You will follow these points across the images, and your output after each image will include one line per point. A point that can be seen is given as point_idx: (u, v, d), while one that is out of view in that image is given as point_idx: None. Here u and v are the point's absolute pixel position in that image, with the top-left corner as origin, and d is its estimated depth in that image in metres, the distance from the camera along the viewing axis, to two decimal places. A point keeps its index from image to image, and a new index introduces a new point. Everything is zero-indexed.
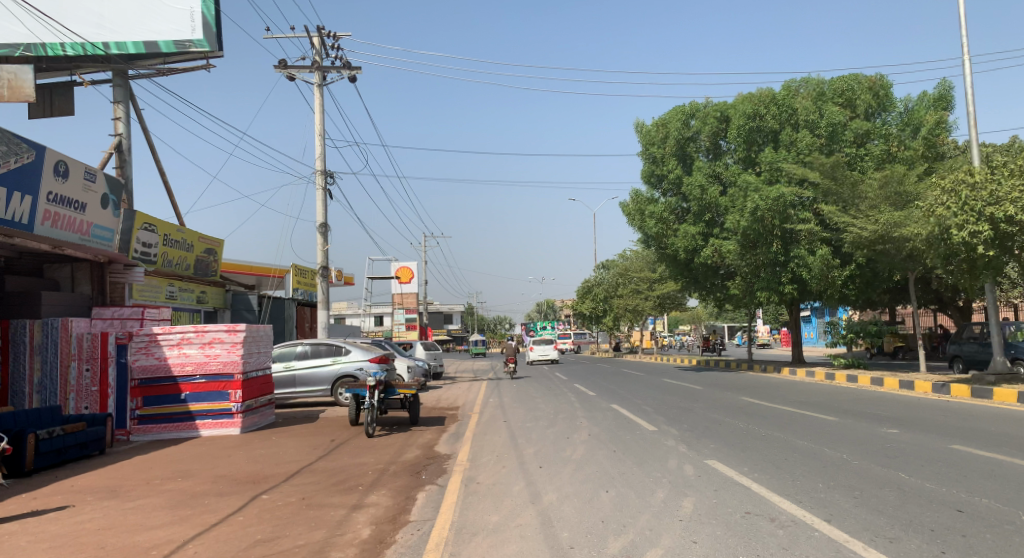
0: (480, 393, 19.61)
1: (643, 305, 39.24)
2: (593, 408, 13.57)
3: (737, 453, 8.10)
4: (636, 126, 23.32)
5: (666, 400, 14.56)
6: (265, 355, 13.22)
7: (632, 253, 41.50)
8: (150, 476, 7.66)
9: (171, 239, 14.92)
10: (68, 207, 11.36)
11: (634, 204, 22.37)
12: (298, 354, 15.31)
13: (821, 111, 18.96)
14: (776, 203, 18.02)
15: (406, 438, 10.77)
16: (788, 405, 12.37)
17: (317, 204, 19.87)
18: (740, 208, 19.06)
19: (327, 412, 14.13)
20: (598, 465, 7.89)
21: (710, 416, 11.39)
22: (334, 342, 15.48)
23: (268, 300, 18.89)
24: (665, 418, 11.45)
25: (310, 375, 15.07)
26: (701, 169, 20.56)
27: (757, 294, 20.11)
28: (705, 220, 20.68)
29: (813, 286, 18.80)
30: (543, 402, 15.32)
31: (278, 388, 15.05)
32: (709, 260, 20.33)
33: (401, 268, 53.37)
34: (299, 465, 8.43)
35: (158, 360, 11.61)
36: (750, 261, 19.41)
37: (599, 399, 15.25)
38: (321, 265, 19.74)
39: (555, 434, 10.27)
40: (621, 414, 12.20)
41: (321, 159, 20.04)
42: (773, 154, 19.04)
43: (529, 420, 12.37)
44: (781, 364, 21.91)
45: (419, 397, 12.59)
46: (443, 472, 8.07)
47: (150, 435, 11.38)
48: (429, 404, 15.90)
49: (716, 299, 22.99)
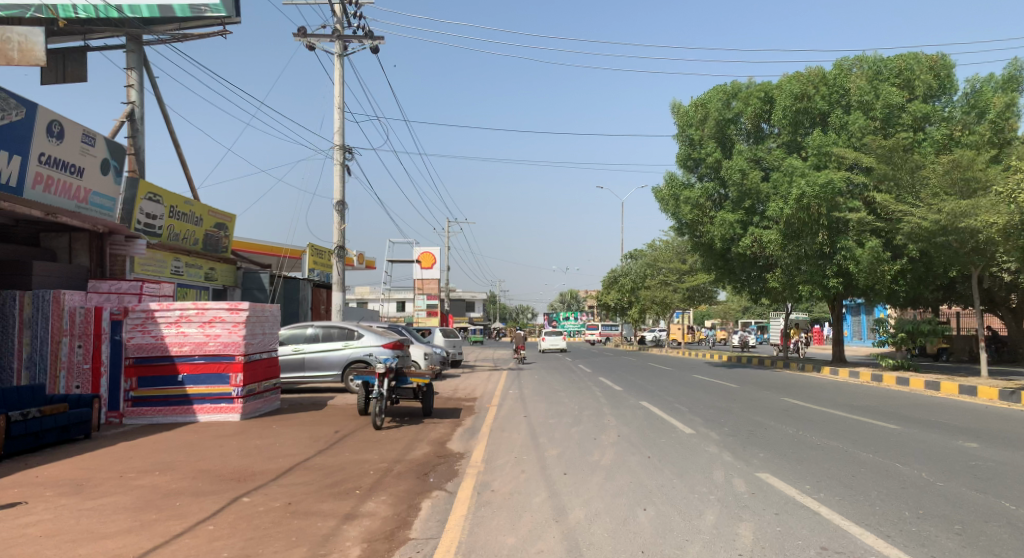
0: (500, 384, 18.62)
1: (671, 297, 38.03)
2: (621, 405, 12.49)
3: (793, 466, 6.98)
4: (672, 106, 22.02)
5: (700, 398, 13.41)
6: (271, 336, 12.43)
7: (661, 243, 40.12)
8: (125, 468, 6.83)
9: (177, 211, 14.27)
10: (63, 170, 10.62)
11: (668, 189, 21.15)
12: (308, 337, 14.53)
13: (876, 90, 17.36)
14: (824, 190, 16.55)
15: (417, 432, 9.83)
16: (838, 410, 11.18)
17: (335, 180, 19.00)
18: (784, 195, 17.72)
19: (336, 400, 13.30)
20: (632, 475, 6.83)
21: (754, 419, 10.25)
22: (346, 325, 14.68)
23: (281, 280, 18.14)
24: (703, 420, 10.33)
25: (320, 359, 14.29)
26: (742, 153, 19.22)
27: (798, 287, 18.75)
28: (745, 207, 19.32)
29: (859, 280, 17.33)
30: (567, 396, 14.31)
31: (287, 372, 14.28)
32: (747, 250, 19.02)
33: (423, 253, 52.95)
34: (293, 461, 7.53)
35: (155, 339, 10.86)
36: (792, 252, 18.07)
37: (627, 395, 14.18)
38: (337, 245, 18.91)
39: (581, 435, 9.24)
40: (653, 413, 11.12)
41: (340, 133, 19.15)
42: (822, 137, 17.48)
43: (551, 415, 11.37)
44: (821, 363, 20.54)
45: (433, 387, 11.65)
46: (453, 476, 7.11)
47: (144, 418, 10.65)
48: (445, 394, 15.00)
49: (752, 293, 21.67)
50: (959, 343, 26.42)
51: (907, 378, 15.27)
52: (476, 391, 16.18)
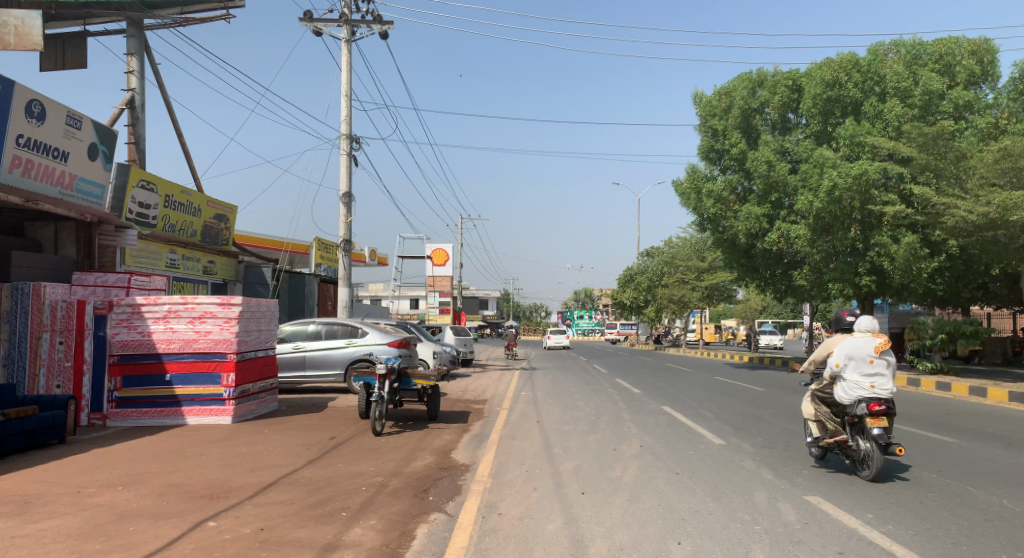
0: (512, 385, 17.75)
1: (689, 296, 37.14)
2: (642, 410, 11.58)
3: (847, 487, 6.06)
4: (693, 96, 21.05)
5: (726, 403, 12.46)
6: (267, 334, 11.74)
7: (680, 240, 39.04)
8: (87, 481, 6.07)
9: (173, 201, 13.72)
10: (45, 154, 9.92)
11: (689, 182, 20.20)
12: (309, 334, 13.81)
13: (915, 76, 15.96)
14: (859, 181, 15.36)
15: (420, 439, 9.02)
16: (882, 418, 10.17)
17: (342, 171, 18.27)
18: (815, 187, 16.57)
19: (338, 401, 12.55)
20: (659, 497, 5.95)
21: (790, 429, 9.30)
22: (350, 322, 13.96)
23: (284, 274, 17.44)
24: (733, 429, 9.42)
25: (322, 358, 13.55)
26: (768, 143, 18.17)
27: (828, 286, 17.60)
28: (771, 201, 18.27)
29: (894, 279, 16.15)
30: (582, 399, 13.42)
31: (286, 371, 13.55)
32: (774, 246, 17.98)
33: (437, 249, 52.25)
34: (278, 474, 6.73)
35: (141, 336, 10.17)
36: (822, 248, 17.02)
37: (647, 399, 13.27)
38: (343, 239, 18.16)
39: (601, 445, 8.35)
40: (677, 420, 10.21)
41: (347, 122, 18.41)
42: (854, 125, 16.18)
43: (566, 421, 10.49)
44: None
45: (439, 389, 10.83)
46: (456, 494, 6.28)
47: (129, 420, 9.97)
48: (454, 396, 14.18)
49: (777, 291, 20.61)
50: (991, 345, 25.09)
51: (949, 383, 13.93)
52: (487, 393, 15.36)
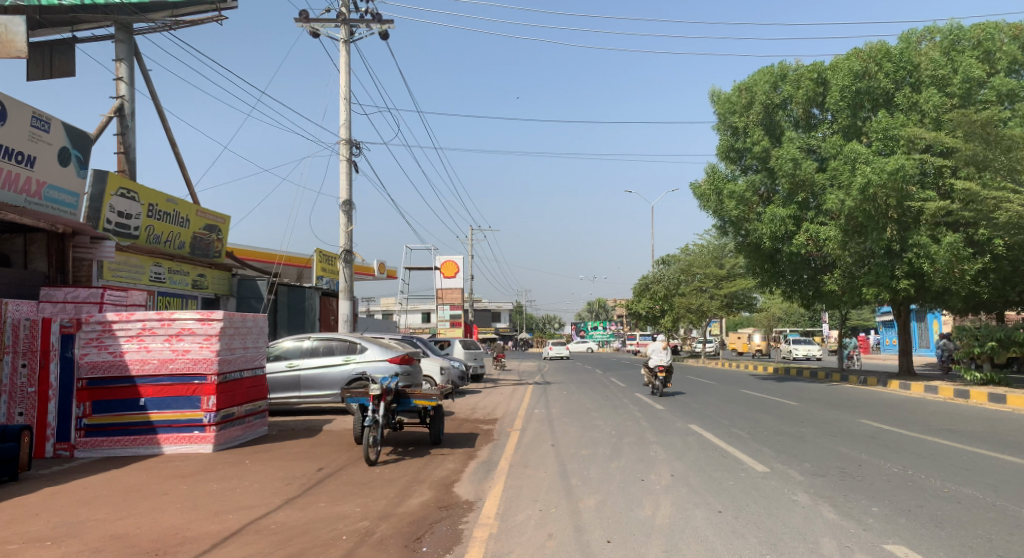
0: (524, 401, 16.61)
1: (708, 304, 35.94)
2: (667, 430, 10.43)
3: (935, 530, 4.88)
4: (710, 94, 20.04)
5: (759, 420, 11.28)
6: (255, 352, 10.80)
7: (697, 247, 37.86)
8: (13, 532, 5.07)
9: (158, 211, 12.91)
10: (7, 157, 9.08)
11: (708, 184, 19.14)
12: (304, 352, 12.87)
13: (952, 63, 14.74)
14: (894, 177, 14.08)
15: (418, 470, 7.96)
16: (943, 436, 8.93)
17: (341, 178, 17.41)
18: (846, 185, 15.39)
19: (333, 424, 11.54)
20: (701, 546, 4.84)
21: (840, 450, 8.11)
22: (347, 337, 13.00)
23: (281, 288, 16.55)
24: (775, 451, 8.26)
25: (318, 377, 12.59)
26: (793, 140, 17.07)
27: (862, 291, 16.27)
28: (797, 201, 17.09)
29: (935, 282, 14.85)
30: (600, 418, 12.29)
31: (279, 392, 12.60)
32: (803, 249, 16.79)
33: (447, 262, 51.36)
34: (246, 518, 5.70)
35: (113, 356, 9.27)
36: (855, 251, 15.83)
37: (671, 417, 12.11)
38: (343, 249, 17.25)
39: (625, 475, 7.22)
40: (709, 442, 9.06)
41: (346, 127, 17.60)
42: (887, 117, 14.93)
43: (583, 444, 9.39)
44: (886, 377, 18.09)
45: (441, 410, 9.77)
46: (455, 543, 5.20)
47: (99, 451, 9.03)
48: (460, 415, 13.12)
49: (805, 298, 19.38)
50: None
51: (1002, 393, 12.36)
52: (497, 411, 14.27)
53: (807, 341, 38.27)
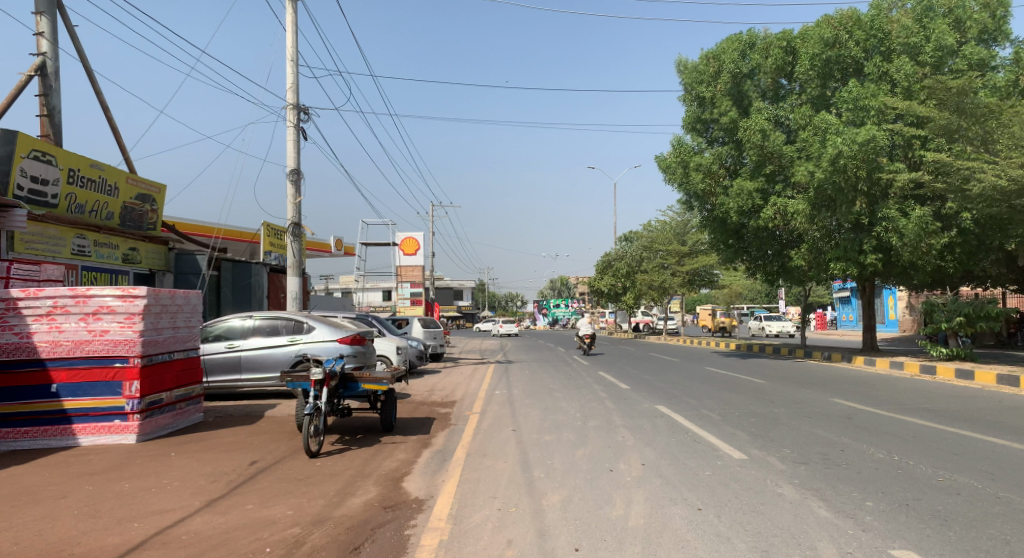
0: (485, 381, 15.92)
1: (670, 281, 35.74)
2: (635, 412, 9.89)
3: (942, 529, 4.35)
4: (676, 63, 19.42)
5: (728, 400, 10.85)
6: (188, 332, 9.81)
7: (659, 223, 37.60)
8: None
9: (81, 177, 11.64)
10: None
11: (674, 156, 18.60)
12: (246, 331, 11.93)
13: (925, 31, 14.38)
14: (865, 148, 13.80)
15: (366, 462, 7.22)
16: (921, 415, 8.58)
17: (288, 146, 16.29)
18: (816, 157, 15.00)
19: (278, 410, 10.65)
20: (684, 551, 4.23)
21: (817, 433, 7.66)
22: (294, 315, 12.09)
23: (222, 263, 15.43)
24: (751, 435, 7.75)
25: (261, 358, 11.67)
26: (762, 111, 16.60)
27: (829, 266, 16.00)
28: (765, 174, 16.68)
29: (902, 257, 14.62)
30: (564, 399, 11.70)
31: (219, 374, 11.65)
32: (770, 223, 16.41)
33: (406, 239, 50.09)
34: (156, 528, 4.87)
35: (19, 338, 8.20)
36: (822, 225, 15.53)
37: (638, 397, 11.60)
38: (291, 222, 16.19)
39: (594, 467, 6.60)
40: (680, 426, 8.54)
41: (294, 90, 16.42)
42: (858, 86, 14.54)
43: (547, 429, 8.77)
44: (849, 352, 18.00)
45: (393, 393, 8.99)
46: (400, 553, 4.48)
47: (4, 444, 8.01)
48: (416, 398, 12.37)
49: (769, 274, 19.12)
50: None
51: (970, 370, 12.21)
52: (456, 392, 13.57)
53: (783, 318, 37.87)
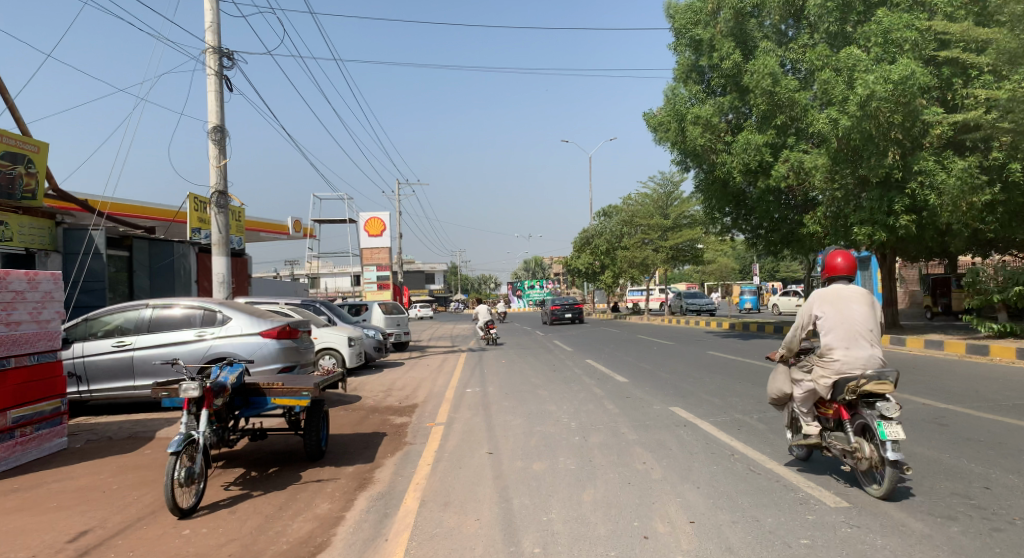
0: (455, 376, 13.40)
1: (652, 257, 33.51)
2: (649, 421, 7.51)
3: None
4: (666, 5, 16.98)
5: (760, 397, 8.55)
6: (39, 330, 6.98)
7: (639, 197, 35.31)
8: None
9: None
10: None
11: (669, 109, 16.22)
12: (141, 324, 9.24)
13: None
14: (900, 88, 11.60)
15: (264, 526, 4.71)
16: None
17: (210, 98, 13.42)
18: (839, 102, 12.77)
19: (176, 428, 8.01)
20: None
21: (921, 454, 5.37)
22: (204, 302, 9.42)
23: (102, 230, 12.32)
24: (828, 461, 5.42)
25: (158, 359, 9.01)
26: (768, 53, 14.31)
27: (851, 231, 13.77)
28: (775, 126, 14.33)
29: (941, 218, 12.43)
30: (552, 400, 9.28)
31: (106, 381, 9.00)
32: (782, 183, 14.17)
33: (371, 219, 47.11)
34: None
35: None
36: (843, 184, 13.31)
37: (646, 396, 9.24)
38: (214, 191, 13.41)
39: (617, 533, 4.17)
40: (719, 446, 6.15)
41: (214, 31, 13.43)
42: (888, 15, 12.24)
43: (535, 452, 6.34)
44: (867, 331, 15.89)
45: (319, 410, 6.48)
46: None
47: None
48: (367, 404, 9.83)
49: (774, 244, 16.94)
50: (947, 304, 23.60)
51: None
52: (417, 393, 11.06)
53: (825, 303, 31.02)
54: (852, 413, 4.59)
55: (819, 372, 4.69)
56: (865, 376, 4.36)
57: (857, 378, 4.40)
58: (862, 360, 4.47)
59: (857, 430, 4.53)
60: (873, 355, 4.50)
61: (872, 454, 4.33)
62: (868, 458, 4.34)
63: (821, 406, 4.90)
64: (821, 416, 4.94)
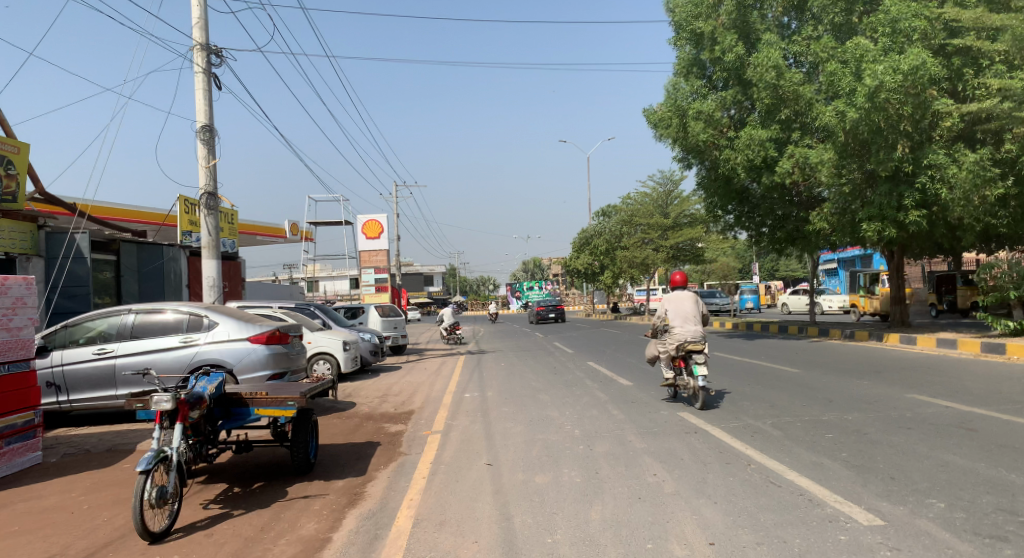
0: (453, 380, 13.00)
1: (652, 257, 33.12)
2: (656, 427, 7.13)
3: None
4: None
5: (771, 401, 8.18)
6: (8, 339, 6.55)
7: (639, 196, 34.93)
8: None
9: None
10: None
11: (670, 105, 15.82)
12: (124, 330, 8.83)
13: None
14: (911, 79, 11.23)
15: (243, 550, 4.31)
16: None
17: (198, 97, 13.00)
18: (846, 94, 12.40)
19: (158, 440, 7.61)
20: None
21: (953, 463, 4.99)
22: (189, 307, 9.02)
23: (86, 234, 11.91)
24: (853, 472, 5.03)
25: (142, 367, 8.60)
26: (772, 45, 13.94)
27: (859, 227, 13.38)
28: (780, 120, 13.95)
29: (953, 213, 12.04)
30: (553, 406, 8.90)
31: (86, 391, 8.60)
32: (787, 178, 13.78)
33: (368, 221, 46.65)
34: None
35: None
36: (850, 179, 12.92)
37: (652, 400, 8.86)
38: (203, 192, 12.97)
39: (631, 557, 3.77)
40: (734, 455, 5.77)
41: (201, 27, 13.02)
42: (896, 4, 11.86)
43: (538, 464, 5.95)
44: (875, 330, 15.51)
45: (306, 421, 6.07)
46: None
47: None
48: (361, 412, 9.44)
49: (778, 242, 16.54)
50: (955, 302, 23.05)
51: None
52: (414, 399, 10.66)
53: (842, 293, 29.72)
54: (686, 363, 8.14)
55: (671, 340, 8.02)
56: (691, 340, 7.82)
57: (687, 341, 7.84)
58: (691, 332, 7.83)
59: (672, 366, 8.36)
60: (696, 327, 7.90)
61: (695, 385, 7.82)
62: (670, 381, 8.32)
63: (674, 360, 8.34)
64: (675, 366, 8.37)
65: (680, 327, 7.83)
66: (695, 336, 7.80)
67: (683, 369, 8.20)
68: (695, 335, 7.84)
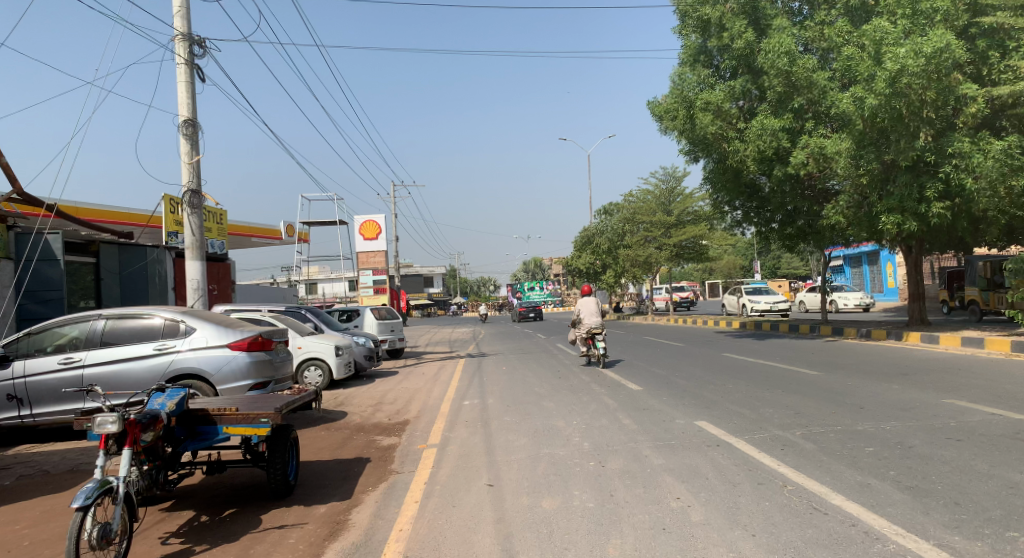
0: (451, 386, 12.33)
1: (655, 255, 32.47)
2: (673, 439, 6.45)
3: None
4: None
5: (796, 408, 7.50)
6: None
7: (641, 194, 34.26)
8: None
9: None
10: None
11: (676, 96, 15.16)
12: (93, 337, 8.16)
13: None
14: (934, 62, 10.57)
15: None
16: None
17: (181, 89, 12.39)
18: (864, 80, 11.72)
19: None
20: None
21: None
22: (165, 311, 8.36)
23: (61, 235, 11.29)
24: (909, 495, 4.35)
25: (112, 377, 7.94)
26: (784, 31, 13.28)
27: (878, 220, 12.68)
28: (792, 109, 13.28)
29: (980, 205, 11.33)
30: (559, 414, 8.25)
31: (51, 403, 7.93)
32: (801, 170, 13.10)
33: (365, 222, 46.00)
34: None
35: None
36: (869, 170, 12.21)
37: (664, 408, 8.20)
38: (187, 190, 12.34)
39: None
40: (765, 474, 5.10)
41: (183, 16, 12.40)
42: None
43: (544, 485, 5.28)
44: (893, 329, 14.81)
45: (283, 440, 5.40)
46: None
47: None
48: (352, 423, 8.78)
49: (790, 237, 15.84)
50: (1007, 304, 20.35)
51: None
52: (409, 407, 9.98)
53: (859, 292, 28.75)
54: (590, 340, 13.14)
55: (583, 327, 12.86)
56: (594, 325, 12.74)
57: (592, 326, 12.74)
58: (594, 320, 12.78)
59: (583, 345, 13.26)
60: (598, 318, 12.72)
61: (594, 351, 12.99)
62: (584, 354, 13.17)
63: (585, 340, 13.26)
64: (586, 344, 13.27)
65: (589, 318, 12.67)
66: (597, 322, 12.74)
67: (590, 345, 13.16)
68: (597, 322, 12.81)
